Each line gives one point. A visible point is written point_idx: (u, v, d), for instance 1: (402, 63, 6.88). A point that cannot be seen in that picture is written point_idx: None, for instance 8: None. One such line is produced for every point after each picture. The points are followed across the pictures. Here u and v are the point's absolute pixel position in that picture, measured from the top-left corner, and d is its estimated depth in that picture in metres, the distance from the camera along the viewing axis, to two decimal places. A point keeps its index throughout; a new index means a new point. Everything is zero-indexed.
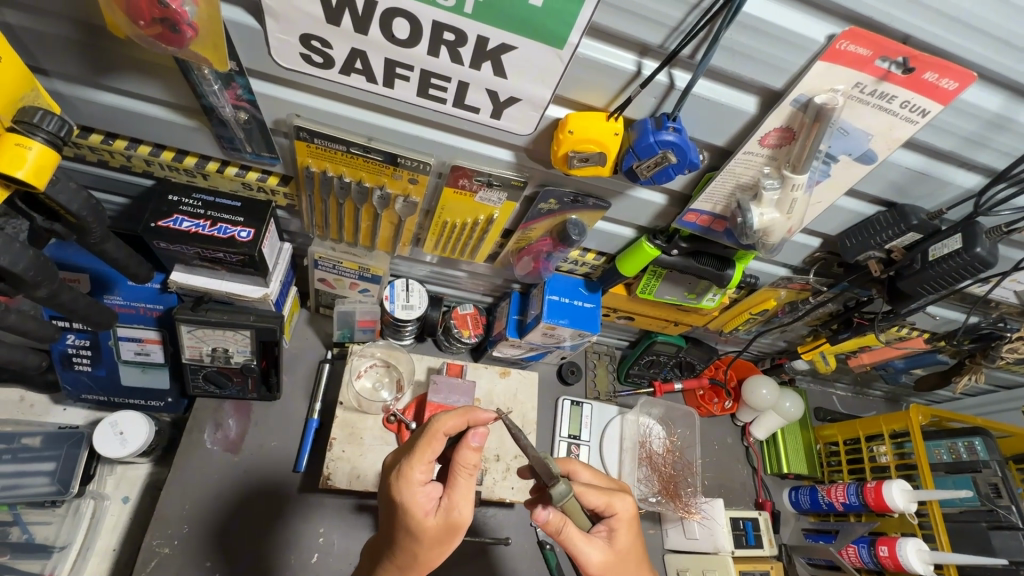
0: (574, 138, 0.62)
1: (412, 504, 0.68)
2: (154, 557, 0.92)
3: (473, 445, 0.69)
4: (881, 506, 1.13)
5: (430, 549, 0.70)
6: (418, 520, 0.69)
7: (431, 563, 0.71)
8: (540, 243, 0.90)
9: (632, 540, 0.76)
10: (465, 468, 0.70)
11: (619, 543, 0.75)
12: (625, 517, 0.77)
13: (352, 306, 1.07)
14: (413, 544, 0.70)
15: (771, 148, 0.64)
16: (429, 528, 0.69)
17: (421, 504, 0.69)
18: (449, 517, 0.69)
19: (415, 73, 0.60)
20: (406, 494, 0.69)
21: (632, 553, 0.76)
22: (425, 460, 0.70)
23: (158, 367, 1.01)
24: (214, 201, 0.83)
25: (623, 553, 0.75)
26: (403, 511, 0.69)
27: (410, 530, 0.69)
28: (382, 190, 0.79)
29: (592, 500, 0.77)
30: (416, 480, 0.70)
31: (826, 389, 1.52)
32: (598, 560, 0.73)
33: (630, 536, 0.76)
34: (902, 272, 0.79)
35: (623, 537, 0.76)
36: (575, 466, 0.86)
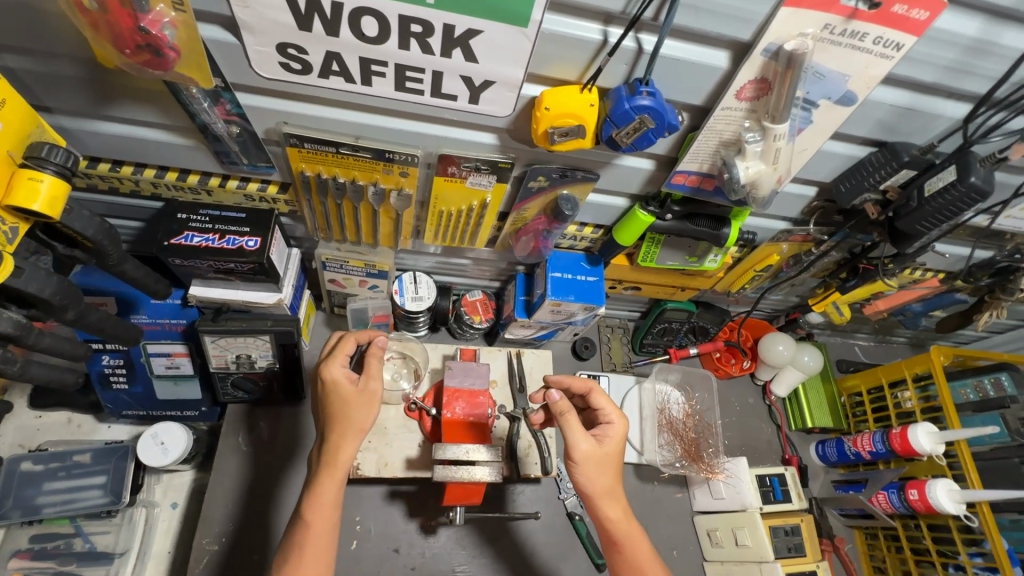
0: (551, 114, 0.63)
1: (331, 375, 0.84)
2: (205, 555, 0.98)
3: (380, 344, 0.87)
4: (909, 451, 1.13)
5: (356, 414, 0.83)
6: (343, 388, 0.84)
7: (361, 427, 0.83)
8: (535, 222, 0.91)
9: (614, 453, 0.85)
10: (375, 352, 0.86)
11: (604, 444, 0.85)
12: (616, 431, 0.87)
13: (365, 302, 1.11)
14: (343, 411, 0.83)
15: (749, 100, 0.64)
16: (351, 393, 0.83)
17: (342, 378, 0.84)
18: (365, 386, 0.84)
19: (390, 67, 0.62)
20: (329, 373, 0.84)
21: (614, 461, 0.85)
22: (344, 353, 0.87)
23: (188, 378, 1.07)
24: (220, 214, 0.87)
25: (605, 457, 0.84)
26: (330, 387, 0.84)
27: (339, 399, 0.83)
28: (375, 186, 0.81)
29: (601, 402, 0.89)
30: (337, 364, 0.85)
31: (846, 340, 1.51)
32: (585, 450, 0.82)
33: (614, 447, 0.86)
34: (899, 212, 0.77)
35: (614, 446, 0.86)
36: (595, 384, 0.91)
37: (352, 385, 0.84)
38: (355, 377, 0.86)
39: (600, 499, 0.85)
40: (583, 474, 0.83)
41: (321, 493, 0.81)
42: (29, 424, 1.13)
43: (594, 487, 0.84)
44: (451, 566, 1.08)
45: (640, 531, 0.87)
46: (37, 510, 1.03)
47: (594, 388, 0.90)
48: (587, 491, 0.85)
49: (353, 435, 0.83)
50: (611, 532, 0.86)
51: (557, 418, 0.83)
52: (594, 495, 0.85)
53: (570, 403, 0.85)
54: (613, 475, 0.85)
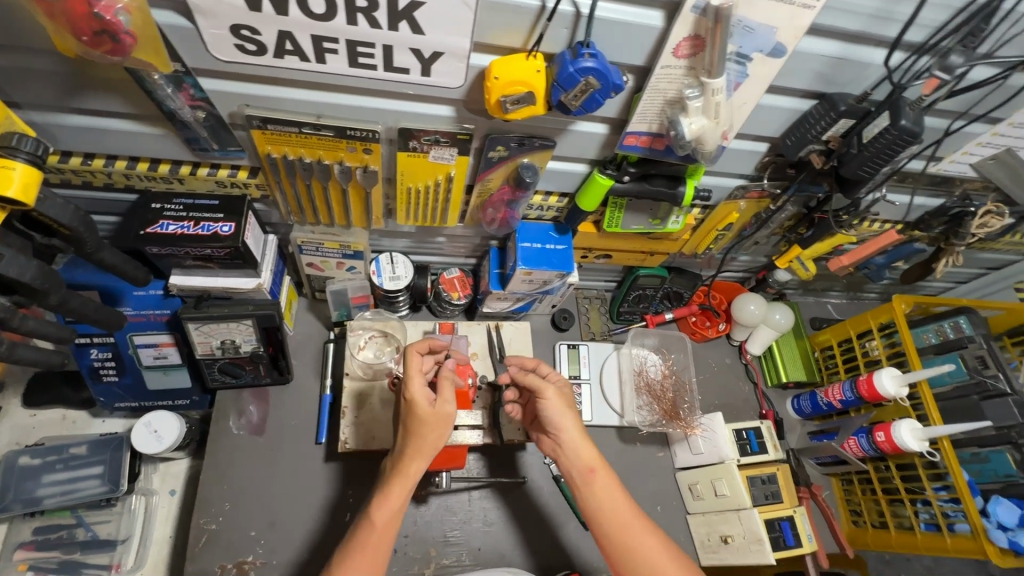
0: (500, 83, 0.66)
1: (421, 392, 0.85)
2: (203, 533, 1.02)
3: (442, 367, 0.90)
4: (875, 396, 1.18)
5: (432, 432, 0.86)
6: (428, 407, 0.85)
7: (433, 446, 0.87)
8: (500, 193, 0.94)
9: (564, 399, 0.93)
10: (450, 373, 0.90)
11: (562, 391, 0.93)
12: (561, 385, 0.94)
13: (343, 284, 1.13)
14: (420, 428, 0.85)
15: (687, 58, 0.67)
16: (430, 414, 0.85)
17: (425, 396, 0.86)
18: (443, 406, 0.86)
19: (341, 44, 0.64)
20: (417, 392, 0.85)
21: (573, 402, 0.93)
22: (419, 372, 0.88)
23: (177, 367, 1.09)
24: (194, 203, 0.90)
25: (565, 400, 0.93)
26: (409, 406, 0.86)
27: (419, 418, 0.85)
28: (341, 164, 0.84)
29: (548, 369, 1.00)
30: (416, 381, 0.87)
31: (818, 299, 1.56)
32: (551, 393, 0.91)
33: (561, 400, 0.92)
34: (840, 160, 0.81)
35: (569, 395, 0.94)
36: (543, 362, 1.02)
37: (429, 405, 0.86)
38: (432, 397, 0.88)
39: (564, 438, 0.90)
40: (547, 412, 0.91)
41: (390, 496, 0.84)
42: (24, 422, 1.16)
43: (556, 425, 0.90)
44: (443, 531, 1.12)
45: (609, 472, 0.88)
46: (37, 502, 1.06)
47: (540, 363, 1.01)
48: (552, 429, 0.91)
49: (424, 453, 0.86)
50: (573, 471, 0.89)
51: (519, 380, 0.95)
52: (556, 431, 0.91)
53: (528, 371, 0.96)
54: (576, 416, 0.93)
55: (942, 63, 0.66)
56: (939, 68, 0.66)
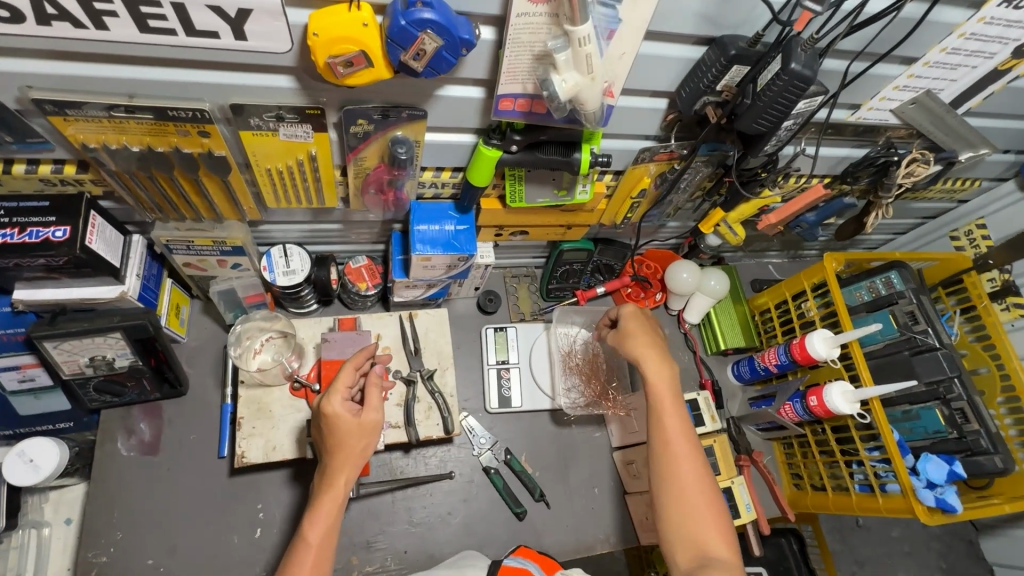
0: (321, 41, 0.56)
1: (339, 408, 0.79)
2: (94, 566, 0.94)
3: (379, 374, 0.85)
4: (807, 358, 1.15)
5: (357, 443, 0.80)
6: (353, 420, 0.79)
7: (362, 459, 0.81)
8: (378, 172, 0.83)
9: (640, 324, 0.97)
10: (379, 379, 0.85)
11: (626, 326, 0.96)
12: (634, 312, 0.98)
13: (229, 283, 1.04)
14: (345, 440, 0.79)
15: (545, 3, 0.57)
16: (355, 427, 0.79)
17: (345, 410, 0.80)
18: (367, 415, 0.81)
19: (118, 5, 0.53)
20: (337, 407, 0.79)
21: (642, 328, 0.96)
22: (344, 386, 0.82)
23: (49, 389, 0.98)
24: (18, 205, 0.77)
25: (632, 333, 0.95)
26: (330, 420, 0.79)
27: (342, 431, 0.79)
28: (179, 151, 0.73)
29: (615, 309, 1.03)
30: (336, 395, 0.80)
31: (759, 260, 1.51)
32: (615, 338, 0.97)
33: (638, 321, 0.97)
34: (738, 113, 0.73)
35: (632, 324, 0.96)
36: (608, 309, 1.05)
37: (352, 416, 0.80)
38: (356, 409, 0.82)
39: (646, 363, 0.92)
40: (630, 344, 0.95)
41: (323, 515, 0.77)
42: None
43: (637, 348, 0.93)
44: (366, 537, 1.06)
45: (675, 389, 0.89)
46: None
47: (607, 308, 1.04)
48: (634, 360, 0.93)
49: (353, 466, 0.80)
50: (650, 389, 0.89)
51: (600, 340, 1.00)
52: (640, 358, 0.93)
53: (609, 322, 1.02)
54: (641, 346, 0.93)
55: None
56: (811, 0, 0.57)
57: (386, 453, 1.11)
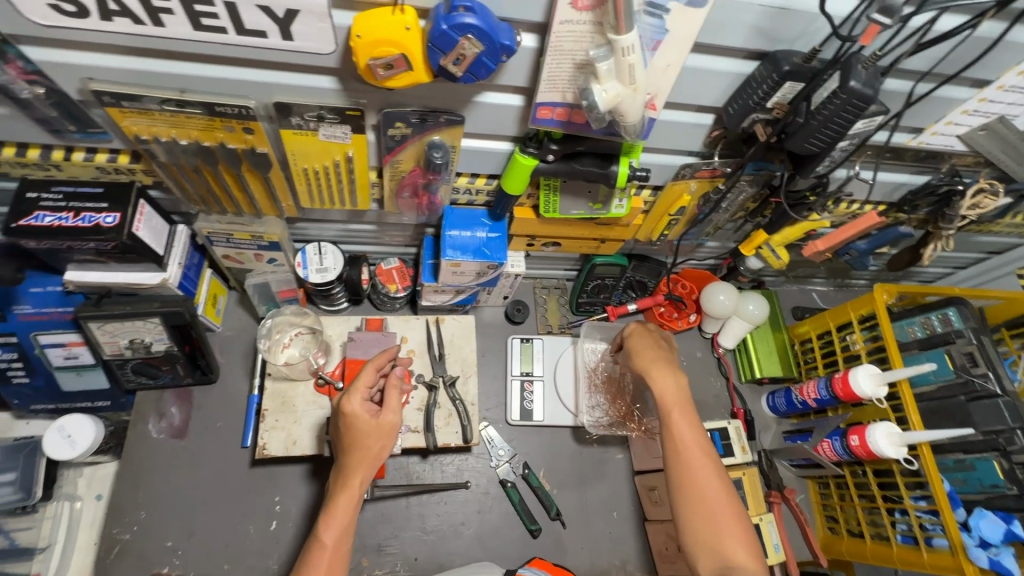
0: (364, 43, 0.56)
1: (357, 406, 0.79)
2: (116, 543, 0.97)
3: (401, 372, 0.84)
4: (851, 395, 1.08)
5: (375, 444, 0.80)
6: (369, 419, 0.79)
7: (378, 459, 0.81)
8: (413, 175, 0.84)
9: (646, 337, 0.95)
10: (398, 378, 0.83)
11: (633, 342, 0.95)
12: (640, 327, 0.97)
13: (264, 277, 1.06)
14: (363, 440, 0.79)
15: (590, 11, 0.56)
16: (372, 427, 0.79)
17: (363, 409, 0.79)
18: (386, 416, 0.81)
19: (174, 3, 0.55)
20: (354, 404, 0.79)
21: (649, 343, 0.94)
22: (364, 386, 0.82)
23: (91, 368, 1.03)
24: (75, 191, 0.81)
25: (638, 348, 0.93)
26: (349, 420, 0.79)
27: (359, 431, 0.79)
28: (224, 146, 0.75)
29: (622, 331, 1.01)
30: (355, 394, 0.80)
31: (802, 287, 1.44)
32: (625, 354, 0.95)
33: (644, 337, 0.96)
34: (787, 131, 0.69)
35: (639, 340, 0.95)
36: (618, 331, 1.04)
37: (370, 416, 0.80)
38: (374, 409, 0.81)
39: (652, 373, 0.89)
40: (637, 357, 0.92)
41: (338, 515, 0.78)
42: None
43: (642, 361, 0.91)
44: (377, 540, 1.05)
45: (676, 397, 0.86)
46: None
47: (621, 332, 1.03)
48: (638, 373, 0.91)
49: (370, 466, 0.80)
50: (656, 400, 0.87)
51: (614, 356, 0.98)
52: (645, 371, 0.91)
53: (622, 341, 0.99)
54: (649, 357, 0.92)
55: (881, 5, 0.53)
56: (878, 12, 0.53)
57: (403, 457, 1.11)
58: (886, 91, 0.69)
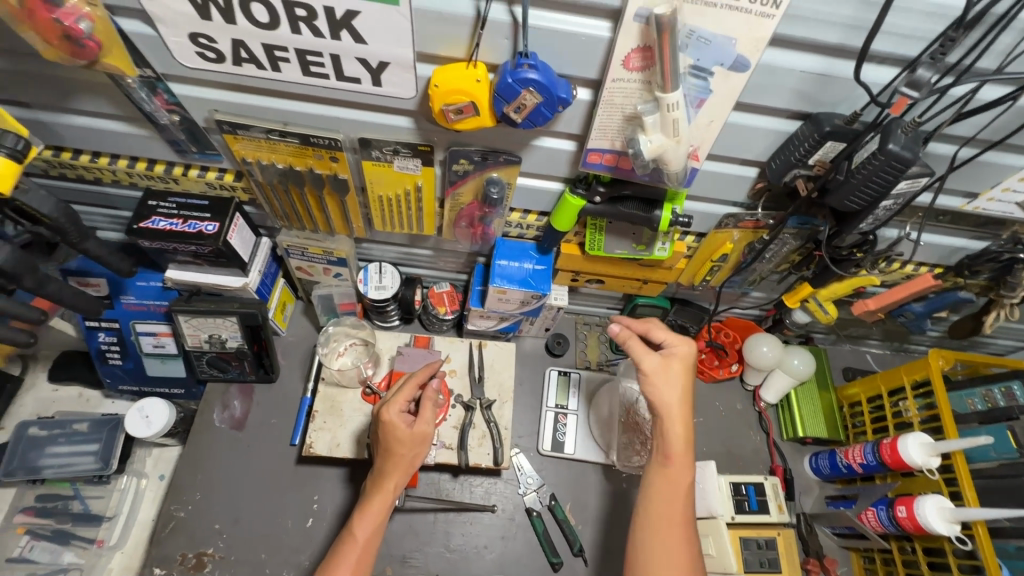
0: (441, 91, 0.65)
1: (394, 417, 0.84)
2: (172, 519, 1.05)
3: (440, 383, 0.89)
4: (899, 463, 1.03)
5: (409, 451, 0.85)
6: (404, 430, 0.84)
7: (410, 465, 0.86)
8: (470, 207, 0.92)
9: (685, 369, 0.86)
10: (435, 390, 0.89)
11: (671, 359, 0.86)
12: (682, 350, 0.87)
13: (329, 289, 1.17)
14: (398, 448, 0.84)
15: (640, 70, 0.63)
16: (407, 436, 0.84)
17: (400, 420, 0.84)
18: (421, 425, 0.86)
19: (291, 53, 0.66)
20: (391, 415, 0.84)
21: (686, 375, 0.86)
22: (402, 397, 0.88)
23: (173, 357, 1.16)
24: (186, 201, 0.95)
25: (673, 374, 0.85)
26: (386, 428, 0.85)
27: (395, 438, 0.84)
28: (312, 171, 0.86)
29: (659, 333, 0.88)
30: (393, 405, 0.86)
31: (854, 347, 1.39)
32: (654, 367, 0.84)
33: (683, 365, 0.86)
34: (828, 188, 0.72)
35: (677, 363, 0.86)
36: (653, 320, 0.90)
37: (407, 426, 0.85)
38: (409, 418, 0.86)
39: (673, 416, 0.84)
40: (655, 386, 0.84)
41: (371, 516, 0.84)
42: (46, 395, 1.26)
43: (672, 396, 0.84)
44: (403, 552, 1.08)
45: (688, 463, 0.83)
46: (38, 471, 1.14)
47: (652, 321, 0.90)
48: (656, 405, 0.84)
49: (404, 471, 0.86)
50: (670, 450, 0.83)
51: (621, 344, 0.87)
52: (667, 406, 0.84)
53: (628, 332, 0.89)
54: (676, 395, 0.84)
55: (909, 79, 0.57)
56: (906, 85, 0.58)
57: (435, 472, 1.15)
58: (929, 153, 0.71)
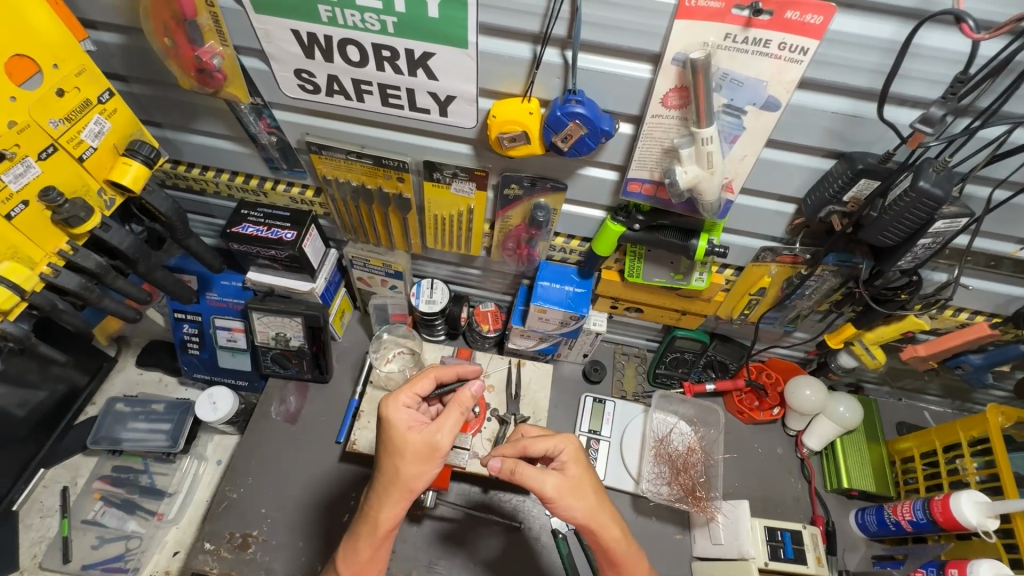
0: (497, 121, 0.74)
1: (397, 416, 0.81)
2: (225, 498, 1.13)
3: (474, 391, 0.83)
4: (952, 523, 0.96)
5: (411, 467, 0.79)
6: (401, 432, 0.80)
7: (412, 485, 0.79)
8: (518, 229, 1.00)
9: (582, 473, 0.84)
10: (455, 399, 0.82)
11: (569, 471, 0.83)
12: (573, 450, 0.85)
13: (384, 300, 1.28)
14: (396, 460, 0.79)
15: (677, 107, 0.69)
16: (409, 441, 0.79)
17: (403, 419, 0.81)
18: (429, 438, 0.79)
19: (375, 86, 0.78)
20: (392, 410, 0.82)
21: (586, 477, 0.84)
22: (411, 392, 0.86)
23: (243, 352, 1.28)
24: (271, 212, 1.08)
25: (574, 482, 0.82)
26: (386, 426, 0.81)
27: (396, 447, 0.79)
28: (381, 189, 0.97)
29: (540, 446, 0.86)
30: (399, 403, 0.83)
31: (909, 402, 1.33)
32: (556, 488, 0.81)
33: (579, 464, 0.85)
34: (863, 224, 0.75)
35: (572, 466, 0.84)
36: (523, 439, 0.87)
37: (411, 430, 0.80)
38: (415, 422, 0.81)
39: (596, 523, 0.81)
40: (565, 508, 0.81)
41: (366, 530, 0.81)
42: (133, 377, 1.41)
43: (589, 505, 0.82)
44: (429, 558, 1.11)
45: (632, 550, 0.84)
46: (119, 443, 1.27)
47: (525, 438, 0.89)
48: (579, 521, 0.81)
49: (401, 492, 0.79)
50: (615, 556, 0.82)
51: (513, 477, 0.82)
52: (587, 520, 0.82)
53: (515, 459, 0.83)
54: (589, 497, 0.82)
55: (923, 116, 0.60)
56: (920, 122, 0.60)
57: (466, 484, 1.18)
58: (967, 195, 0.72)
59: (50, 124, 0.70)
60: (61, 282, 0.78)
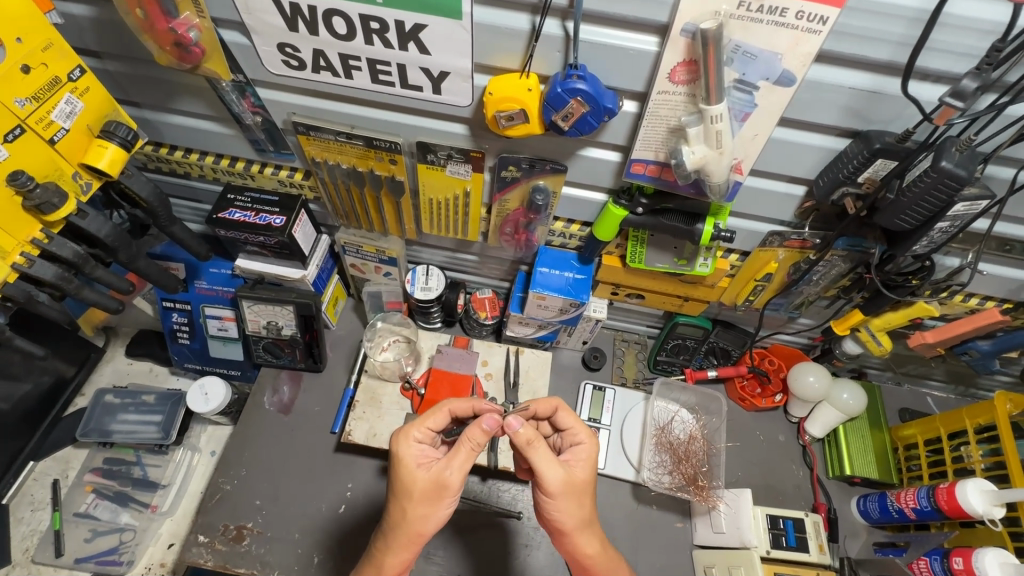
0: (494, 98, 0.70)
1: (405, 456, 0.77)
2: (218, 490, 1.11)
3: (484, 427, 0.76)
4: (958, 511, 0.95)
5: (417, 508, 0.76)
6: (410, 471, 0.76)
7: (419, 527, 0.76)
8: (516, 214, 0.96)
9: (588, 481, 0.79)
10: (467, 436, 0.77)
11: (578, 467, 0.80)
12: (588, 453, 0.82)
13: (379, 287, 1.24)
14: (404, 499, 0.76)
15: (685, 83, 0.65)
16: (419, 481, 0.76)
17: (412, 458, 0.77)
18: (438, 476, 0.76)
19: (363, 61, 0.73)
20: (402, 448, 0.77)
21: (589, 485, 0.80)
22: (425, 427, 0.81)
23: (234, 341, 1.25)
24: (259, 197, 1.03)
25: (579, 485, 0.78)
26: (396, 465, 0.77)
27: (404, 485, 0.76)
28: (373, 172, 0.93)
29: (567, 420, 0.87)
30: (410, 439, 0.78)
31: (912, 387, 1.31)
32: (560, 481, 0.76)
33: (587, 468, 0.80)
34: (879, 207, 0.72)
35: (579, 467, 0.80)
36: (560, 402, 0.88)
37: (418, 471, 0.76)
38: (425, 462, 0.78)
39: (577, 532, 0.79)
40: (559, 507, 0.77)
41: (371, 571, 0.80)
42: (122, 367, 1.38)
43: (584, 511, 0.79)
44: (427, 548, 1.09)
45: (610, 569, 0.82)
46: (109, 435, 1.25)
47: (561, 406, 0.88)
48: (567, 524, 0.79)
49: (409, 536, 0.77)
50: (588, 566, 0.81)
51: (524, 450, 0.77)
52: (574, 527, 0.79)
53: (535, 431, 0.78)
54: (584, 508, 0.79)
55: (953, 89, 0.56)
56: (950, 96, 0.56)
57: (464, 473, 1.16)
58: (988, 176, 0.69)
59: (15, 103, 0.66)
60: (37, 272, 0.74)
